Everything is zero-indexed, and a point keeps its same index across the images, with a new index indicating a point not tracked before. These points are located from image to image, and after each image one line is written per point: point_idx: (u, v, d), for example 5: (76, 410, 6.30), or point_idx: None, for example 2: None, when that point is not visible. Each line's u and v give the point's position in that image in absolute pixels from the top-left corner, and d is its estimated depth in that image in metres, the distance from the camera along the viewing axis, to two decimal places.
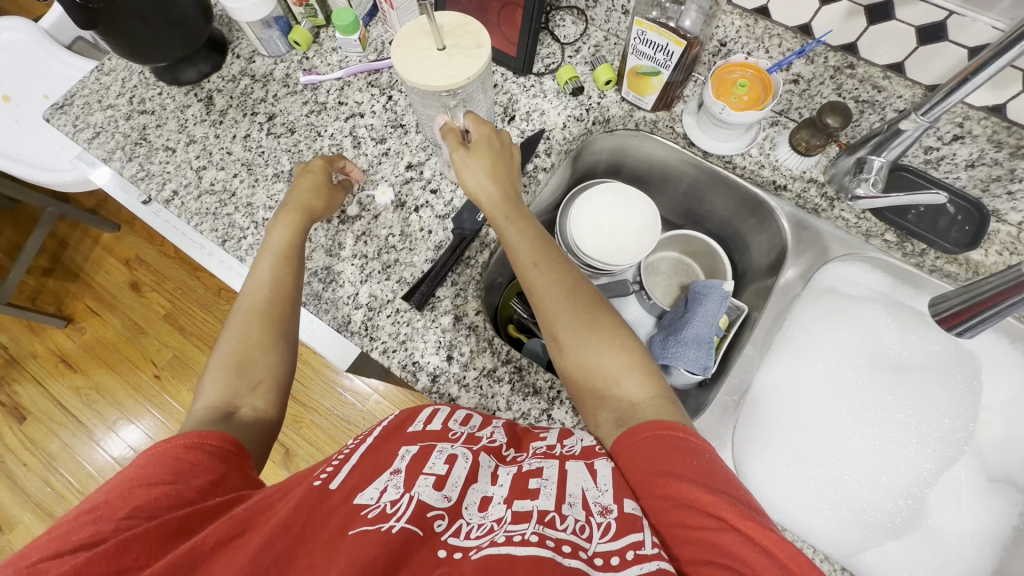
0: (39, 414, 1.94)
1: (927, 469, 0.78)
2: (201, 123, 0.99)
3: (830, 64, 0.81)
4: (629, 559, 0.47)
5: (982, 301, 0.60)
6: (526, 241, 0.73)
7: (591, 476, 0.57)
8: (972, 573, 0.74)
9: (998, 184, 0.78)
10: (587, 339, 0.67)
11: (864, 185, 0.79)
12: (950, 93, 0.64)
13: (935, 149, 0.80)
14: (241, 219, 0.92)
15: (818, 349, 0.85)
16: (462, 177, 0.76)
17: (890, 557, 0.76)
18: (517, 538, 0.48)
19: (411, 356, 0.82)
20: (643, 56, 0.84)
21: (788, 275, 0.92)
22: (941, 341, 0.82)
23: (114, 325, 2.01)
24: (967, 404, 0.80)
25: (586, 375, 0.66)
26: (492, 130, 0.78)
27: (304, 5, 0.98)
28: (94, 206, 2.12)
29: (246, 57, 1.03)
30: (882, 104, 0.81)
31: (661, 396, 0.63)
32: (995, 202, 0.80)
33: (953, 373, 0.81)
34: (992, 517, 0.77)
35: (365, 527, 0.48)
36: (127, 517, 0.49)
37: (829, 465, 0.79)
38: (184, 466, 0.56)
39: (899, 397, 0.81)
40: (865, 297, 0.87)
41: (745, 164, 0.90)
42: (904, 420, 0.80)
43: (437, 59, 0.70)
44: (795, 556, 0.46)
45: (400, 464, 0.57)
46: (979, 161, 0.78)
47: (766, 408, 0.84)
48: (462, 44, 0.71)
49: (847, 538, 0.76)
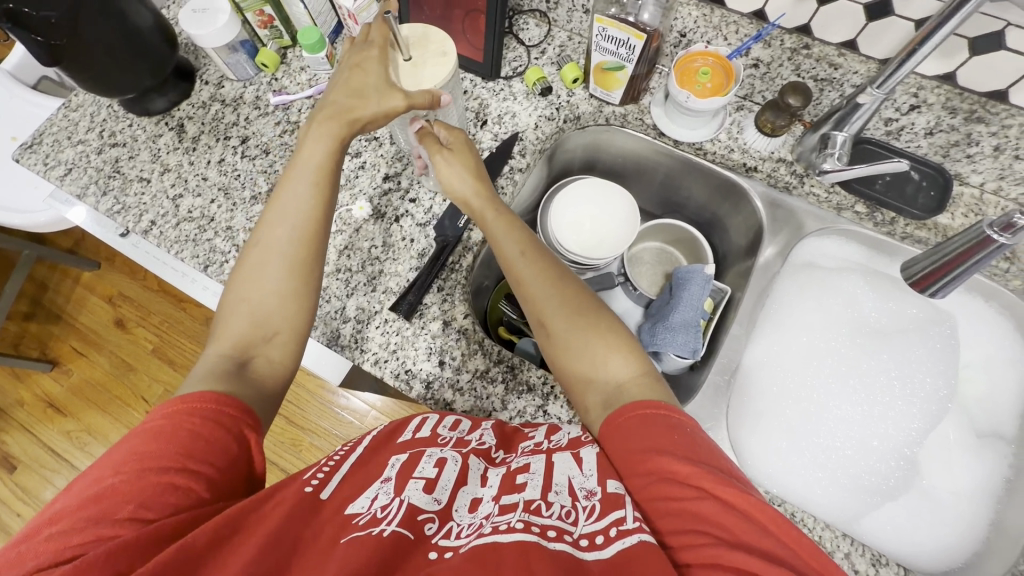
0: (30, 462, 1.90)
1: (916, 429, 0.80)
2: (175, 152, 0.99)
3: (786, 46, 0.84)
4: (612, 536, 0.49)
5: (949, 261, 0.63)
6: (510, 237, 0.74)
7: (576, 465, 0.59)
8: (969, 527, 0.76)
9: (958, 148, 0.81)
10: (574, 325, 0.68)
11: (830, 159, 0.82)
12: (901, 64, 0.67)
13: (895, 120, 0.83)
14: (222, 243, 0.91)
15: (800, 323, 0.87)
16: (442, 178, 0.77)
17: (890, 519, 0.77)
18: (503, 527, 0.50)
19: (404, 365, 0.83)
20: (606, 52, 0.86)
21: (766, 254, 0.93)
22: (917, 305, 0.85)
23: (102, 364, 1.98)
24: (949, 363, 0.82)
25: (574, 359, 0.67)
26: (465, 137, 0.80)
27: (268, 27, 0.99)
28: (71, 246, 2.09)
29: (214, 82, 1.04)
30: (840, 80, 0.84)
31: (647, 374, 0.64)
32: (955, 166, 0.83)
33: (932, 334, 0.83)
34: (984, 471, 0.79)
35: (357, 533, 0.49)
36: (132, 515, 0.48)
37: (821, 434, 0.81)
38: (196, 443, 0.54)
39: (882, 361, 0.83)
40: (843, 269, 0.89)
41: (714, 149, 0.92)
42: (889, 382, 0.82)
43: (403, 73, 0.71)
44: (775, 518, 0.48)
45: (391, 472, 0.58)
46: (937, 128, 0.81)
47: (756, 384, 0.85)
48: (427, 53, 0.72)
49: (846, 505, 0.78)
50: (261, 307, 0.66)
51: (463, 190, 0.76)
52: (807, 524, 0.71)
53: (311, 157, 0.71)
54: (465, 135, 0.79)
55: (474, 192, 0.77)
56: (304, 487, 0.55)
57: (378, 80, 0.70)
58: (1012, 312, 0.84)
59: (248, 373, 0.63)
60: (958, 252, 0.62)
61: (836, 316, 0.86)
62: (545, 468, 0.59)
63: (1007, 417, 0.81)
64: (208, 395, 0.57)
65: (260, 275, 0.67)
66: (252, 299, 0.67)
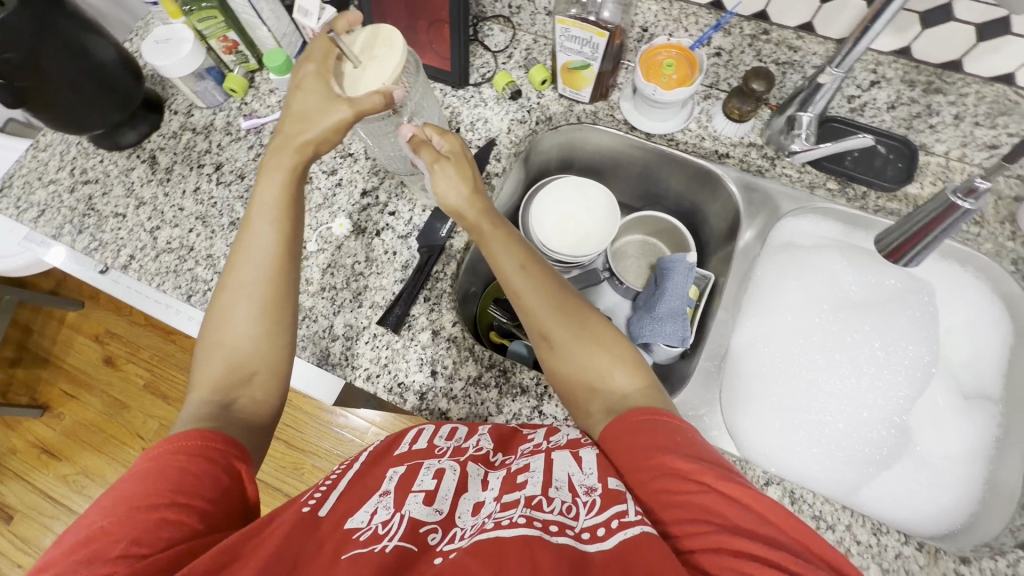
0: (27, 511, 1.86)
1: (904, 397, 0.81)
2: (148, 184, 0.98)
3: (746, 34, 0.86)
4: (614, 528, 0.48)
5: (920, 230, 0.64)
6: (511, 248, 0.73)
7: (576, 462, 0.58)
8: (965, 488, 0.78)
9: (920, 120, 0.83)
10: (577, 338, 0.68)
11: (798, 140, 0.85)
12: (857, 42, 0.69)
13: (857, 97, 0.85)
14: (203, 272, 0.91)
15: (783, 302, 0.89)
16: (437, 188, 0.74)
17: (887, 488, 0.78)
18: (505, 521, 0.50)
19: (396, 378, 0.82)
20: (571, 52, 0.86)
21: (746, 238, 0.92)
22: (895, 276, 0.87)
23: (94, 405, 1.95)
24: (931, 329, 0.83)
25: (578, 373, 0.67)
26: (461, 142, 0.76)
27: (233, 52, 0.99)
28: (53, 287, 2.06)
29: (183, 112, 1.03)
30: (801, 62, 0.86)
31: (650, 386, 0.65)
32: (920, 137, 0.85)
33: (911, 302, 0.85)
34: (975, 432, 0.80)
35: (358, 549, 0.49)
36: (125, 553, 0.47)
37: (812, 410, 0.82)
38: (187, 478, 0.53)
39: (865, 333, 0.84)
40: (821, 246, 0.90)
41: (686, 139, 0.94)
42: (874, 353, 0.83)
43: (353, 77, 0.66)
44: (774, 509, 0.50)
45: (389, 485, 0.58)
46: (898, 102, 0.83)
47: (745, 367, 0.86)
48: (375, 53, 0.66)
49: (843, 478, 0.79)
50: (235, 351, 0.65)
51: (461, 200, 0.74)
52: (806, 500, 0.72)
53: (265, 201, 0.69)
54: (461, 140, 0.76)
55: (472, 202, 0.74)
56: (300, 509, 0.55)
57: (320, 97, 0.66)
58: (987, 275, 0.86)
59: (231, 415, 0.62)
60: (924, 221, 0.63)
61: (818, 292, 0.88)
62: (544, 466, 0.58)
63: (992, 378, 0.83)
64: (193, 437, 0.56)
65: (229, 317, 0.66)
66: (226, 345, 0.65)
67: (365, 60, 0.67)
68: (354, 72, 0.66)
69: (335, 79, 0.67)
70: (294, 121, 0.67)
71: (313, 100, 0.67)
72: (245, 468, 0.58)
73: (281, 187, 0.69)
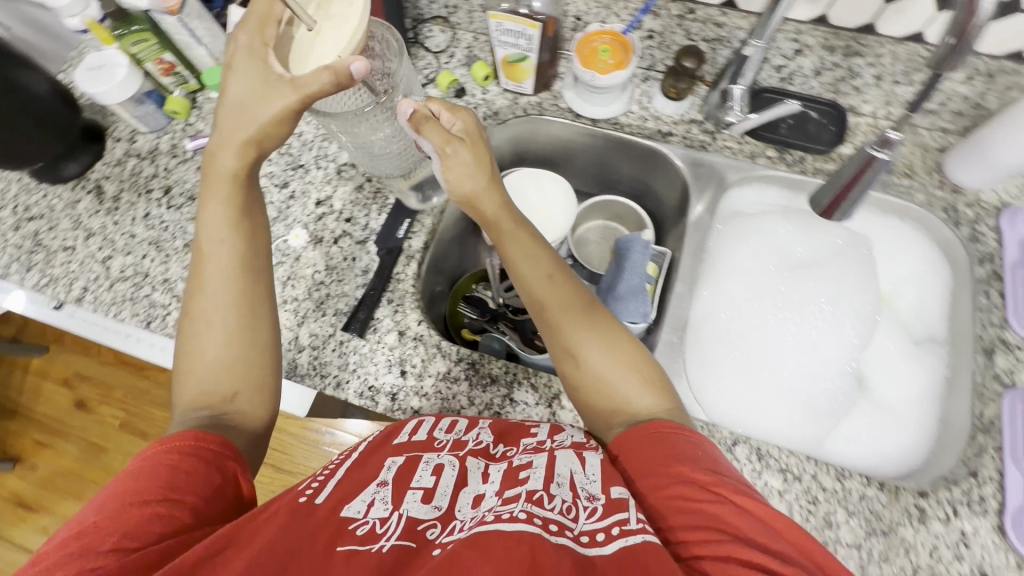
0: (8, 568, 1.80)
1: (852, 344, 0.85)
2: (96, 215, 0.96)
3: (673, 14, 0.94)
4: (614, 534, 0.49)
5: (847, 184, 0.68)
6: (525, 242, 0.73)
7: (580, 463, 0.59)
8: (922, 427, 0.81)
9: (845, 82, 0.89)
10: (606, 353, 0.66)
11: (733, 112, 0.89)
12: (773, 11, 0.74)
13: (785, 66, 0.91)
14: (161, 297, 0.90)
15: (734, 269, 0.92)
16: (450, 173, 0.70)
17: (846, 436, 0.82)
18: (505, 515, 0.50)
19: (366, 382, 0.83)
20: (508, 45, 0.88)
21: (698, 211, 0.95)
22: (837, 234, 0.90)
23: (70, 451, 1.89)
24: (869, 279, 0.87)
25: (603, 386, 0.65)
26: (474, 121, 0.72)
27: (172, 74, 0.97)
28: (15, 335, 1.99)
29: (126, 138, 1.02)
30: (728, 38, 0.92)
31: (674, 408, 0.65)
32: (847, 99, 0.89)
33: (851, 256, 0.89)
34: (927, 374, 0.84)
35: (355, 544, 0.50)
36: (116, 547, 0.47)
37: (768, 369, 0.85)
38: (179, 476, 0.54)
39: (811, 289, 0.88)
40: (766, 212, 0.93)
41: (630, 122, 0.96)
42: (820, 307, 0.87)
43: (307, 41, 0.62)
44: (788, 526, 0.51)
45: (387, 476, 0.59)
46: (824, 67, 0.89)
47: (703, 335, 0.88)
48: (332, 16, 0.62)
49: (804, 431, 0.82)
50: (215, 375, 0.64)
51: (479, 188, 0.71)
52: (773, 454, 0.75)
53: (214, 222, 0.66)
54: (475, 117, 0.72)
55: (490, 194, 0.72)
56: (300, 498, 0.56)
57: (262, 85, 0.61)
58: (922, 225, 0.90)
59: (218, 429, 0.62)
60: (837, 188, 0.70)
61: (765, 255, 0.91)
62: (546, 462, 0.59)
63: (938, 321, 0.87)
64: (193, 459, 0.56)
65: (203, 339, 0.65)
66: (197, 369, 0.64)
67: (320, 20, 0.62)
68: (309, 38, 0.62)
69: (289, 44, 0.62)
70: (239, 120, 0.61)
71: (254, 87, 0.61)
72: (240, 469, 0.59)
73: (227, 212, 0.66)
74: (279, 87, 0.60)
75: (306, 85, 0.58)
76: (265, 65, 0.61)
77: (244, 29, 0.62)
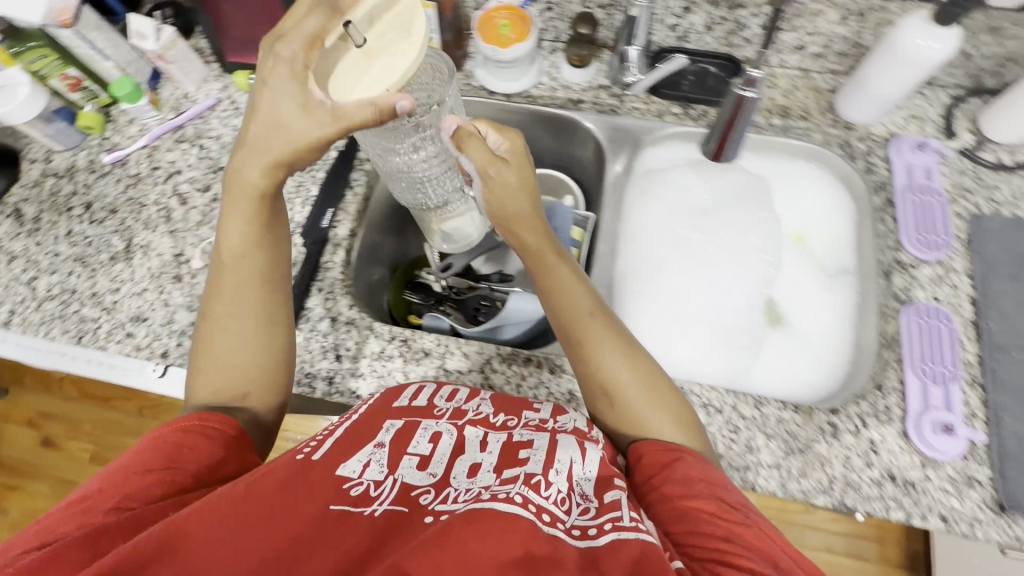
0: None
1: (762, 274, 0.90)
2: (17, 237, 0.96)
3: None
4: (605, 529, 0.48)
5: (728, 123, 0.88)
6: (563, 265, 0.71)
7: (581, 453, 0.58)
8: (836, 351, 0.86)
9: (736, 35, 0.92)
10: (644, 391, 0.65)
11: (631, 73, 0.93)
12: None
13: (678, 24, 0.93)
14: (90, 311, 0.89)
15: (651, 222, 0.96)
16: (492, 196, 0.68)
17: (767, 360, 0.86)
18: (501, 495, 0.49)
19: (302, 370, 0.84)
20: None
21: (615, 170, 0.98)
22: (738, 178, 0.96)
23: (41, 489, 1.86)
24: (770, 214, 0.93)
25: (639, 417, 0.65)
26: (520, 142, 0.69)
27: (80, 90, 0.97)
28: None
29: (42, 158, 1.01)
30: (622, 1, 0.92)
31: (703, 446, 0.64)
32: (740, 51, 0.94)
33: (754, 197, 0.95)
34: (838, 301, 0.89)
35: (346, 507, 0.51)
36: (117, 506, 0.51)
37: (692, 309, 0.89)
38: (184, 451, 0.57)
39: (722, 230, 0.93)
40: (674, 166, 0.98)
41: (541, 93, 0.99)
42: (730, 244, 0.92)
43: (354, 64, 0.57)
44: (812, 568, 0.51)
45: (385, 437, 0.60)
46: (714, 22, 0.91)
47: (629, 287, 0.92)
48: (385, 36, 0.58)
49: (728, 362, 0.86)
50: (227, 377, 0.66)
51: (523, 211, 0.69)
52: (695, 391, 0.78)
53: (235, 239, 0.66)
54: (521, 137, 0.69)
55: (530, 219, 0.70)
56: (297, 455, 0.57)
57: (297, 102, 0.56)
58: (821, 162, 0.95)
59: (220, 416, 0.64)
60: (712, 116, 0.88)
61: (674, 208, 0.96)
62: (548, 444, 0.58)
63: (845, 251, 0.92)
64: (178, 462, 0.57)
65: (225, 337, 0.67)
66: (210, 368, 0.66)
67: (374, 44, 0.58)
68: (358, 59, 0.57)
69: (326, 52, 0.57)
70: (268, 137, 0.58)
71: (293, 95, 0.56)
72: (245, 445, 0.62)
73: (241, 225, 0.65)
74: (319, 106, 0.56)
75: (351, 117, 0.55)
76: (303, 85, 0.56)
77: (285, 43, 0.56)
